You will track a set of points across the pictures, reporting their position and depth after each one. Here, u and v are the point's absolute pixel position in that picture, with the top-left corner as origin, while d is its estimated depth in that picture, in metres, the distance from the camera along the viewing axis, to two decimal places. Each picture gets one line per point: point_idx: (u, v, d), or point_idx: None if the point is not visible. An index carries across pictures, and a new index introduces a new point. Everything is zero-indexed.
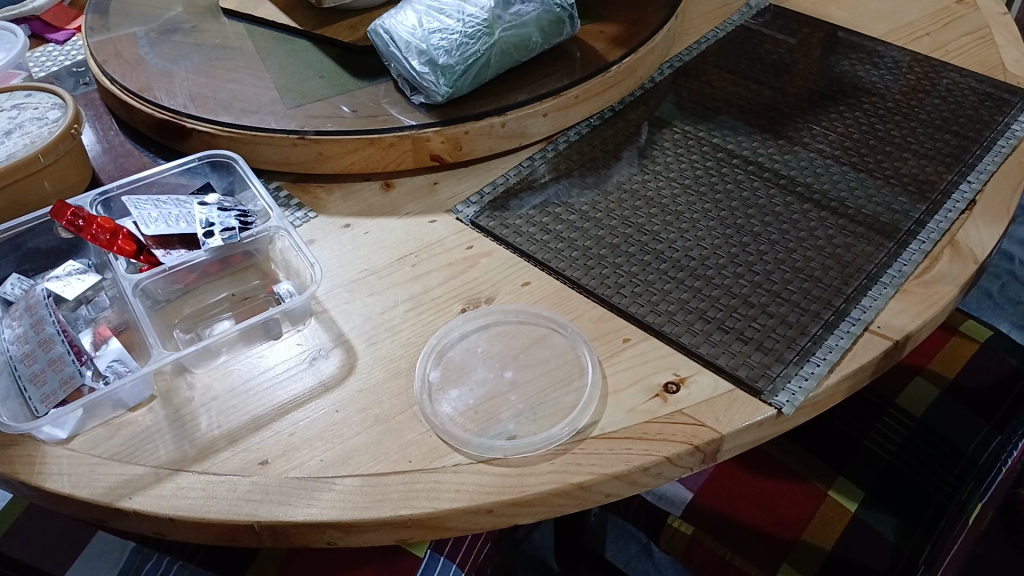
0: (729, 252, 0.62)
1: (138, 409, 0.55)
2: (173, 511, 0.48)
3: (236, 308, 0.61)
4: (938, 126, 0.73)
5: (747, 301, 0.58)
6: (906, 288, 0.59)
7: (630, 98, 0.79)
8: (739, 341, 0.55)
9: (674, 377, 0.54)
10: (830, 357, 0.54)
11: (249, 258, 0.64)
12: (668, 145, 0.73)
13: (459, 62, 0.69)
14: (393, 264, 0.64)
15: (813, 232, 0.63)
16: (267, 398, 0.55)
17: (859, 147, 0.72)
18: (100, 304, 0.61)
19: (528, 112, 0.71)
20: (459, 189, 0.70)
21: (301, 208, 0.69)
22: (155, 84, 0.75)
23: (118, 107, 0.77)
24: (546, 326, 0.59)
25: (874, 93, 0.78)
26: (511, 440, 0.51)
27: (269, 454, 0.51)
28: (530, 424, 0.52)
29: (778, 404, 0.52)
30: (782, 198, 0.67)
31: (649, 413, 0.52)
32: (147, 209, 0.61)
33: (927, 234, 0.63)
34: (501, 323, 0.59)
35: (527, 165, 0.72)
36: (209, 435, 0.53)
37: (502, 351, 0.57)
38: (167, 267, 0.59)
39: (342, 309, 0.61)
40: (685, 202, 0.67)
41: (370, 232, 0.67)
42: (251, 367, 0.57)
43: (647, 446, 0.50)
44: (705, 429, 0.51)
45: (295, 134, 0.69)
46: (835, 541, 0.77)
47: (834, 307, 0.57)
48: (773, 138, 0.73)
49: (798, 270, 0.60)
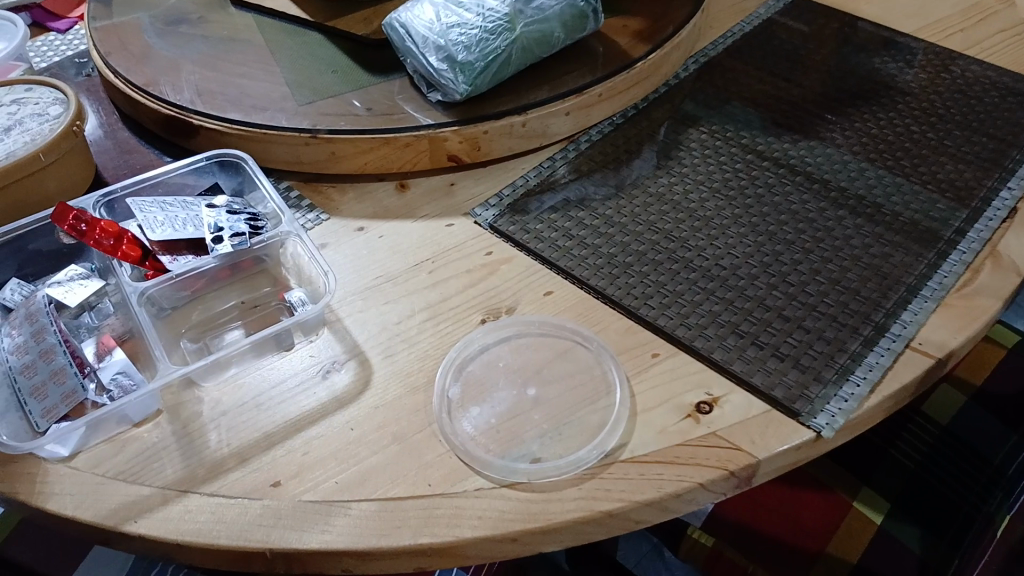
0: (761, 261, 0.60)
1: (143, 425, 0.52)
2: (180, 536, 0.46)
3: (245, 316, 0.58)
4: (976, 127, 0.70)
5: (782, 314, 0.56)
6: (947, 302, 0.56)
7: (654, 95, 0.76)
8: (774, 358, 0.53)
9: (706, 397, 0.51)
10: (871, 377, 0.52)
11: (258, 264, 0.61)
12: (694, 145, 0.70)
13: (478, 59, 0.66)
14: (409, 270, 0.61)
15: (849, 240, 0.61)
16: (278, 414, 0.53)
17: (893, 149, 0.69)
18: (103, 311, 0.58)
19: (549, 111, 0.68)
20: (477, 191, 0.68)
21: (312, 209, 0.66)
22: (161, 78, 0.72)
23: (122, 102, 0.74)
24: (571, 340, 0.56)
25: (907, 92, 0.75)
26: (536, 463, 0.49)
27: (280, 475, 0.49)
28: (557, 445, 0.50)
29: (818, 426, 0.49)
30: (816, 203, 0.64)
31: (681, 435, 0.49)
32: (152, 213, 0.58)
33: (968, 243, 0.60)
34: (523, 336, 0.57)
35: (547, 165, 0.69)
36: (218, 453, 0.50)
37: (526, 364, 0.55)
38: (173, 274, 0.57)
39: (357, 318, 0.58)
40: (714, 207, 0.64)
41: (384, 235, 0.64)
42: (263, 379, 0.55)
43: (679, 472, 0.47)
44: (740, 453, 0.48)
45: (306, 132, 0.66)
46: (860, 554, 0.75)
47: (874, 322, 0.55)
48: (804, 138, 0.70)
49: (835, 281, 0.58)
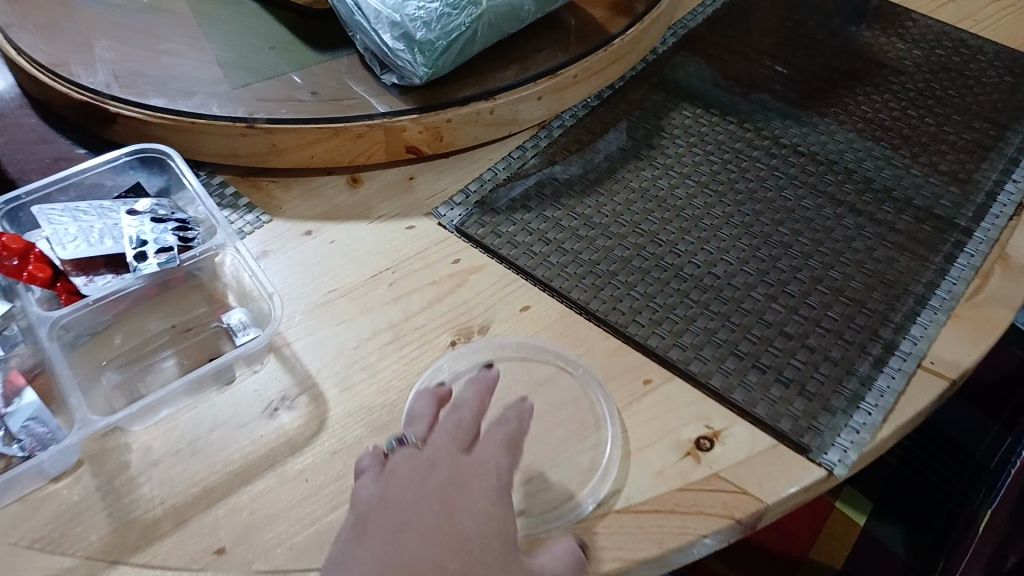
0: (758, 268, 0.54)
1: (62, 480, 0.45)
2: None
3: (178, 343, 0.51)
4: (975, 112, 0.65)
5: (783, 332, 0.50)
6: (957, 313, 0.52)
7: (631, 73, 0.69)
8: (778, 383, 0.48)
9: (706, 431, 0.46)
10: (883, 403, 0.47)
11: (191, 279, 0.53)
12: (678, 132, 0.64)
13: (439, 38, 0.57)
14: (367, 282, 0.54)
15: (850, 243, 0.56)
16: (220, 462, 0.46)
17: (891, 136, 0.64)
18: (9, 339, 0.49)
19: (520, 95, 0.61)
20: (439, 186, 0.61)
21: (251, 210, 0.58)
22: (71, 56, 0.62)
23: (26, 82, 0.64)
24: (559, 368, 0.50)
25: (901, 71, 0.69)
26: (521, 518, 0.43)
27: (226, 540, 0.42)
28: (543, 493, 0.44)
29: (829, 464, 0.45)
30: (813, 200, 0.59)
31: (681, 478, 0.44)
32: (63, 224, 0.50)
33: (975, 244, 0.56)
34: (499, 359, 0.50)
35: (516, 156, 0.62)
36: (151, 514, 0.44)
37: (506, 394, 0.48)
38: (90, 301, 0.49)
39: (309, 342, 0.51)
40: (703, 204, 0.59)
41: (335, 241, 0.57)
42: (201, 420, 0.48)
43: (681, 522, 0.42)
44: (748, 498, 0.43)
45: (242, 122, 0.57)
46: (844, 559, 0.73)
47: (882, 338, 0.50)
48: (795, 124, 0.65)
49: (838, 291, 0.53)
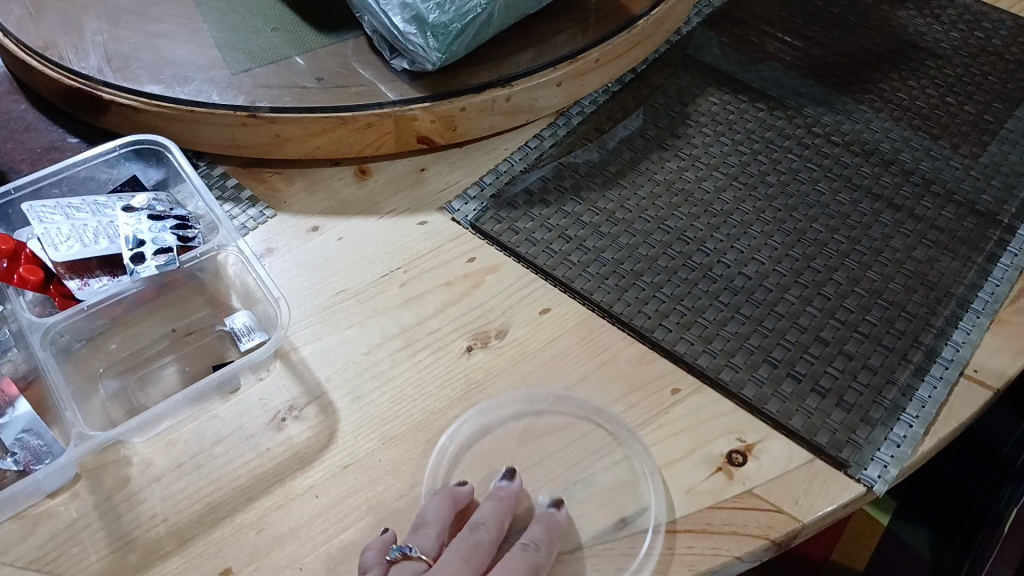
0: (791, 268, 0.51)
1: (59, 496, 0.43)
2: None
3: (178, 349, 0.48)
4: (1019, 99, 0.62)
5: (819, 337, 0.48)
6: (1002, 317, 0.49)
7: (653, 56, 0.65)
8: (815, 394, 0.45)
9: (738, 445, 0.44)
10: (924, 415, 0.45)
11: (191, 281, 0.50)
12: (704, 120, 0.61)
13: (454, 20, 0.54)
14: (377, 283, 0.51)
15: (888, 240, 0.53)
16: (225, 476, 0.43)
17: (929, 124, 0.60)
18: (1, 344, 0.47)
19: (538, 82, 0.58)
20: (452, 178, 0.57)
21: (254, 203, 0.55)
22: (61, 38, 0.59)
23: (14, 66, 0.60)
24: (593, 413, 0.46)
25: (939, 54, 0.66)
26: None
27: (234, 560, 0.40)
28: (575, 546, 0.41)
29: (869, 480, 0.42)
30: (848, 194, 0.56)
31: (713, 496, 0.42)
32: (54, 223, 0.47)
33: (1020, 243, 0.53)
34: (532, 408, 0.46)
35: (533, 145, 0.59)
36: (154, 533, 0.41)
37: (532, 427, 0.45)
38: (85, 306, 0.46)
39: (317, 348, 0.48)
40: (732, 198, 0.55)
41: (343, 237, 0.54)
42: (205, 432, 0.45)
43: (713, 544, 0.40)
44: (783, 518, 0.41)
45: (244, 111, 0.54)
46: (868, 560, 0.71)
47: (923, 345, 0.47)
48: (827, 111, 0.61)
49: (877, 293, 0.50)
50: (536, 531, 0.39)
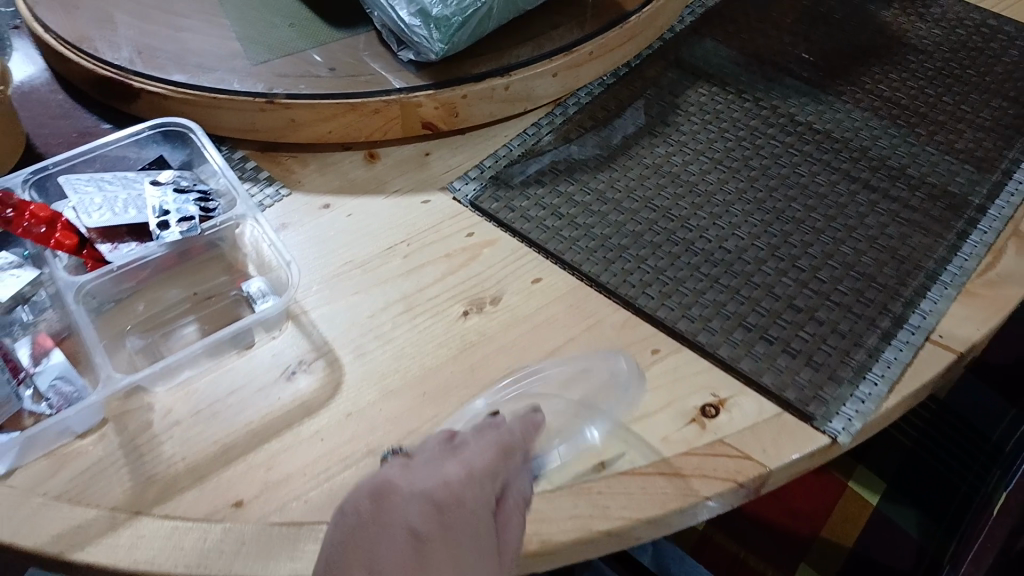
0: (769, 243, 0.54)
1: (87, 437, 0.47)
2: (133, 566, 0.41)
3: (199, 310, 0.52)
4: (996, 91, 0.65)
5: (793, 305, 0.51)
6: (969, 289, 0.52)
7: (647, 51, 0.69)
8: (786, 355, 0.48)
9: (712, 399, 0.47)
10: (889, 375, 0.48)
11: (212, 249, 0.55)
12: (693, 110, 0.65)
13: (456, 14, 0.58)
14: (382, 254, 0.55)
15: (863, 218, 0.56)
16: (239, 422, 0.47)
17: (907, 114, 0.63)
18: (39, 304, 0.52)
19: (535, 72, 0.62)
20: (454, 162, 0.61)
21: (271, 183, 0.60)
22: (96, 33, 0.64)
23: (53, 59, 0.65)
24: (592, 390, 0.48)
25: (921, 49, 0.69)
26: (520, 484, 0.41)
27: (244, 494, 0.44)
28: None
29: (833, 432, 0.45)
30: (827, 176, 0.59)
31: (685, 444, 0.45)
32: (88, 194, 0.52)
33: (990, 222, 0.56)
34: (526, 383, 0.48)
35: (532, 133, 0.63)
36: (172, 470, 0.46)
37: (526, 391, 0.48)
38: (114, 267, 0.50)
39: (325, 311, 0.52)
40: (716, 180, 0.59)
41: (352, 214, 0.58)
42: (221, 383, 0.49)
43: (683, 486, 0.43)
44: (751, 463, 0.44)
45: (262, 98, 0.59)
46: (856, 539, 0.73)
47: (892, 312, 0.50)
48: (811, 102, 0.65)
49: (850, 266, 0.53)
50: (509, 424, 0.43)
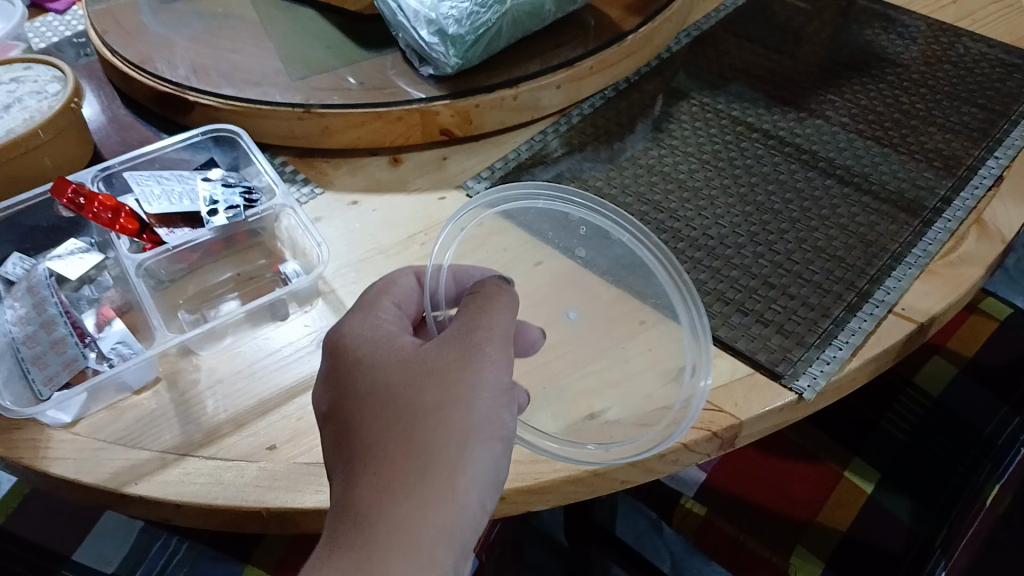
0: (748, 230, 0.60)
1: (143, 392, 0.53)
2: (179, 497, 0.47)
3: (241, 288, 0.60)
4: (965, 99, 0.71)
5: (767, 282, 0.56)
6: (931, 269, 0.57)
7: (645, 67, 0.76)
8: (758, 324, 0.54)
9: (691, 362, 0.53)
10: (853, 341, 0.53)
11: (253, 237, 0.63)
12: (685, 118, 0.71)
13: (469, 33, 0.66)
14: (402, 242, 0.62)
15: (836, 209, 0.61)
16: (274, 381, 0.54)
17: (882, 120, 0.70)
18: (102, 284, 0.60)
19: (541, 84, 0.69)
20: (468, 164, 0.69)
21: (307, 183, 0.67)
22: (156, 55, 0.73)
23: (118, 80, 0.75)
24: (675, 304, 0.56)
25: (898, 64, 0.76)
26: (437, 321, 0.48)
27: (276, 440, 0.50)
28: None
29: (799, 389, 0.50)
30: (804, 173, 0.65)
31: (666, 399, 0.51)
32: (148, 185, 0.61)
33: (953, 211, 0.61)
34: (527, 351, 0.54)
35: (539, 139, 0.70)
36: (216, 419, 0.52)
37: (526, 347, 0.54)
38: (169, 247, 0.59)
39: (351, 290, 0.59)
40: (704, 177, 0.65)
41: (377, 208, 0.65)
42: (258, 349, 0.56)
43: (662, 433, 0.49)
44: (723, 415, 0.49)
45: (300, 107, 0.67)
46: (851, 524, 0.73)
47: (858, 288, 0.56)
48: (793, 110, 0.71)
49: (821, 249, 0.58)
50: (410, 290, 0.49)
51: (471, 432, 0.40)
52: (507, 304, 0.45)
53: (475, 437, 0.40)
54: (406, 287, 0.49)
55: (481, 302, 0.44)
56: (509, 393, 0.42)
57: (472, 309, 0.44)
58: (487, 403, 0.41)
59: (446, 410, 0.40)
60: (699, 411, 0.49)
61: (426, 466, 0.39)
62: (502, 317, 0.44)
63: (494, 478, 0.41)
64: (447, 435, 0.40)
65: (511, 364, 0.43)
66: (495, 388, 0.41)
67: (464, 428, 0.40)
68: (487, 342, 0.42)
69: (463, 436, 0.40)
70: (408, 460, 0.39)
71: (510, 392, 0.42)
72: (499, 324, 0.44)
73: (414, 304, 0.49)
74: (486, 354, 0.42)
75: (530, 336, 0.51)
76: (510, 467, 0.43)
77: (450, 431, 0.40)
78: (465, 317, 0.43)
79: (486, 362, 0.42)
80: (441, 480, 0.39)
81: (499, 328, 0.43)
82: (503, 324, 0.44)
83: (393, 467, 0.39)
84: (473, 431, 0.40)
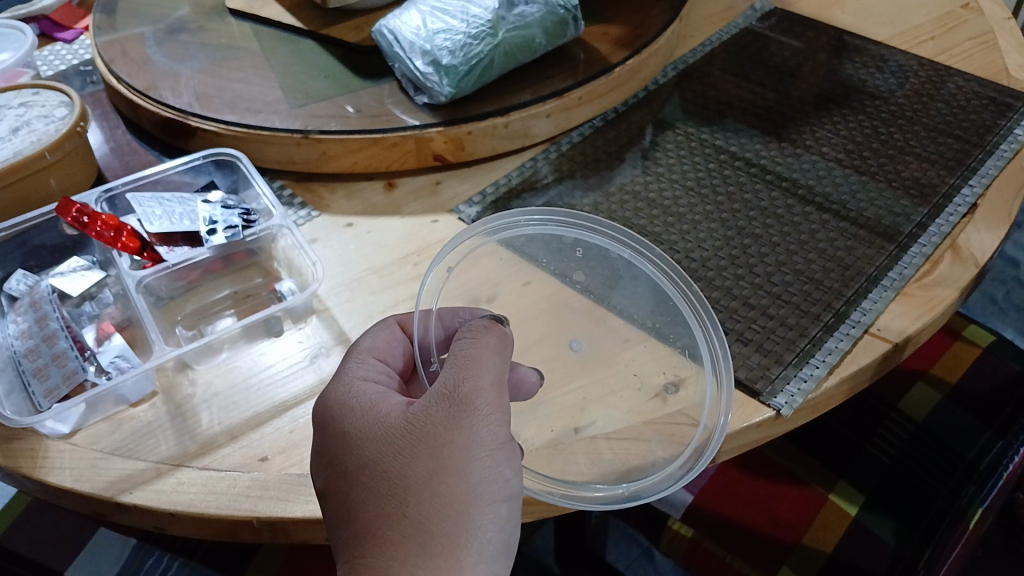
0: (729, 254, 0.62)
1: (140, 405, 0.54)
2: (172, 506, 0.48)
3: (237, 305, 0.62)
4: (942, 130, 0.73)
5: (747, 303, 0.58)
6: (906, 291, 0.59)
7: (633, 99, 0.80)
8: (739, 343, 0.56)
9: (672, 378, 0.54)
10: (830, 360, 0.54)
11: (251, 257, 0.65)
12: (671, 147, 0.74)
13: (462, 63, 0.70)
14: (396, 263, 0.64)
15: (815, 235, 0.64)
16: (268, 395, 0.55)
17: (863, 149, 0.72)
18: (103, 300, 0.62)
19: (531, 113, 0.72)
20: (461, 189, 0.71)
21: (304, 207, 0.69)
22: (161, 83, 0.76)
23: (124, 106, 0.77)
24: (691, 322, 0.56)
25: (877, 97, 0.78)
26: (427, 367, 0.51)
27: (269, 451, 0.51)
28: (539, 458, 0.51)
29: (777, 406, 0.52)
30: (785, 202, 0.67)
31: (647, 414, 0.53)
32: (151, 207, 0.64)
33: (929, 237, 0.63)
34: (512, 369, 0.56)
35: (529, 165, 0.72)
36: (210, 431, 0.53)
37: (516, 361, 0.56)
38: (169, 264, 0.61)
39: (344, 308, 0.61)
40: (687, 204, 0.67)
41: (371, 230, 0.67)
42: (252, 364, 0.57)
43: (644, 448, 0.51)
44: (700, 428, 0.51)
45: (298, 133, 0.69)
46: (835, 544, 0.72)
47: (835, 309, 0.57)
48: (776, 140, 0.74)
49: (800, 273, 0.60)
50: (397, 348, 0.52)
51: (470, 500, 0.41)
52: (494, 346, 0.46)
53: (475, 503, 0.41)
54: (389, 340, 0.51)
55: (467, 352, 0.45)
56: (506, 448, 0.43)
57: (457, 361, 0.45)
58: (483, 465, 0.42)
59: (442, 481, 0.41)
60: (722, 433, 0.50)
61: (429, 543, 0.40)
62: (491, 365, 0.45)
63: (503, 542, 0.42)
64: (446, 507, 0.41)
65: (506, 415, 0.44)
66: (490, 444, 0.43)
67: (464, 496, 0.41)
68: (476, 396, 0.43)
69: (463, 506, 0.41)
70: (409, 538, 0.40)
71: (506, 446, 0.43)
72: (487, 372, 0.44)
73: (400, 357, 0.51)
74: (477, 411, 0.43)
75: (527, 382, 0.52)
76: (520, 524, 0.44)
77: (449, 502, 0.41)
78: (450, 371, 0.44)
79: (478, 420, 0.43)
80: (447, 555, 0.40)
81: (488, 376, 0.44)
82: (493, 370, 0.45)
83: (396, 546, 0.41)
84: (472, 498, 0.41)
